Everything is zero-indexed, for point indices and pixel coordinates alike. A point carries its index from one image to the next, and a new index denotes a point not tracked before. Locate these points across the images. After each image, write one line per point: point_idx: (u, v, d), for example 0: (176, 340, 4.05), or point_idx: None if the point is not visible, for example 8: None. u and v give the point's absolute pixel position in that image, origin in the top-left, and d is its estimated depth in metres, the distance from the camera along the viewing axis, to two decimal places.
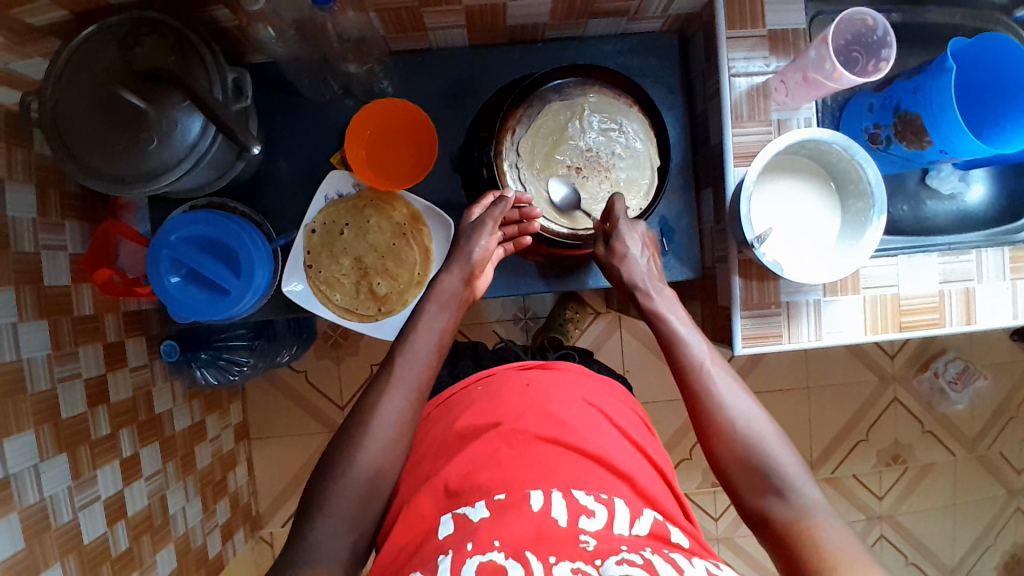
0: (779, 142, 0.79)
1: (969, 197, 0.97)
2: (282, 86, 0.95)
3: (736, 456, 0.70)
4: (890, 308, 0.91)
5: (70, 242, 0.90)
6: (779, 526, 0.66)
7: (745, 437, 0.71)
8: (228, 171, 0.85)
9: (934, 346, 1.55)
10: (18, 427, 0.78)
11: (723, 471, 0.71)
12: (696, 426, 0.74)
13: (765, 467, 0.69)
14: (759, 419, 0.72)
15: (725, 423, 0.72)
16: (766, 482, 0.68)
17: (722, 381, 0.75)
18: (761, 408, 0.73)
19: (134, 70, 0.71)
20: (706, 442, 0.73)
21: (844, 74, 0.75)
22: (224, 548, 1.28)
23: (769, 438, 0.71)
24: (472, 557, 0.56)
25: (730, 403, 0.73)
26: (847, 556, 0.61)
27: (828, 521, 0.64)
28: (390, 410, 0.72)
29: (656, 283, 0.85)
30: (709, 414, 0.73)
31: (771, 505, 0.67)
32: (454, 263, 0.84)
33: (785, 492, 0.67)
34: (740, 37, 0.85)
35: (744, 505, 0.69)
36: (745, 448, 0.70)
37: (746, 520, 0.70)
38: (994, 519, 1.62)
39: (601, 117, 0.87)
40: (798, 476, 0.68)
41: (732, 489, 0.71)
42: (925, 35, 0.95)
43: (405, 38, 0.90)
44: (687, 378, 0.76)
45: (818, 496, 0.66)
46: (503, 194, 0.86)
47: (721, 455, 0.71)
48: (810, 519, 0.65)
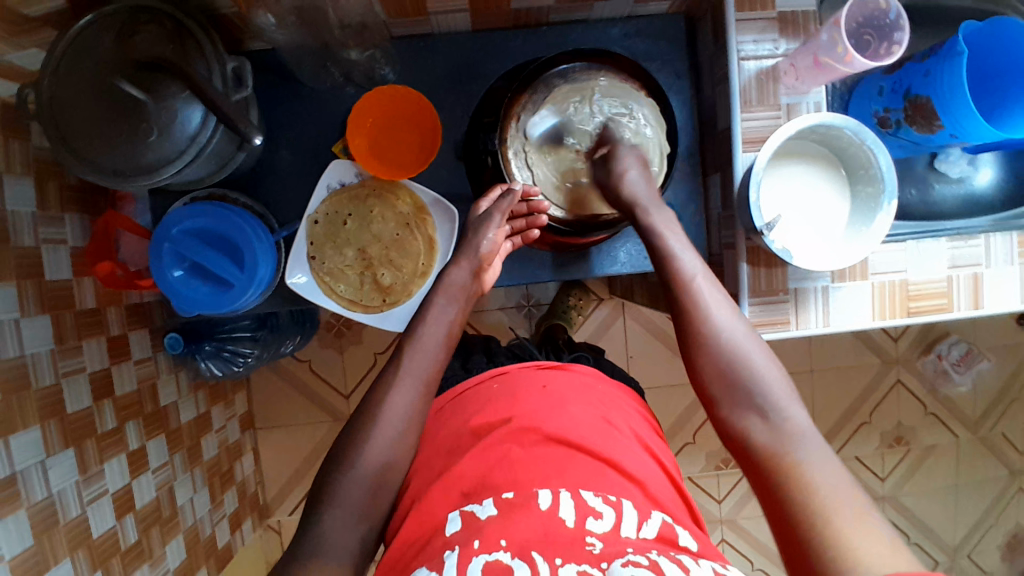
0: (791, 125, 0.78)
1: (978, 181, 0.96)
2: (282, 75, 0.93)
3: (722, 375, 0.70)
4: (898, 294, 0.90)
5: (70, 234, 0.88)
6: (758, 446, 0.66)
7: (731, 356, 0.70)
8: (228, 161, 0.84)
9: (938, 329, 1.55)
10: (23, 424, 0.78)
11: (707, 388, 0.71)
12: (685, 348, 0.74)
13: (750, 385, 0.69)
14: (746, 339, 0.72)
15: (712, 342, 0.72)
16: (749, 402, 0.68)
17: (714, 301, 0.74)
18: (750, 329, 0.73)
19: (132, 60, 0.69)
20: (693, 361, 0.73)
21: (857, 56, 0.73)
22: (232, 538, 1.29)
23: (755, 357, 0.70)
24: (479, 555, 0.57)
25: (719, 321, 0.72)
26: (823, 475, 0.61)
27: (807, 440, 0.64)
28: (400, 404, 0.72)
29: (657, 202, 0.81)
30: (697, 334, 0.73)
31: (752, 425, 0.67)
32: (461, 257, 0.84)
33: (767, 411, 0.67)
34: (750, 19, 0.84)
35: (724, 423, 0.70)
36: (732, 367, 0.70)
37: (728, 444, 0.70)
38: (995, 500, 1.63)
39: (611, 103, 0.86)
40: (781, 397, 0.68)
41: (715, 412, 0.71)
42: (938, 16, 0.93)
43: (407, 23, 0.88)
44: (678, 296, 0.75)
45: (800, 416, 0.67)
46: (509, 188, 0.85)
47: (706, 375, 0.71)
48: (791, 440, 0.65)
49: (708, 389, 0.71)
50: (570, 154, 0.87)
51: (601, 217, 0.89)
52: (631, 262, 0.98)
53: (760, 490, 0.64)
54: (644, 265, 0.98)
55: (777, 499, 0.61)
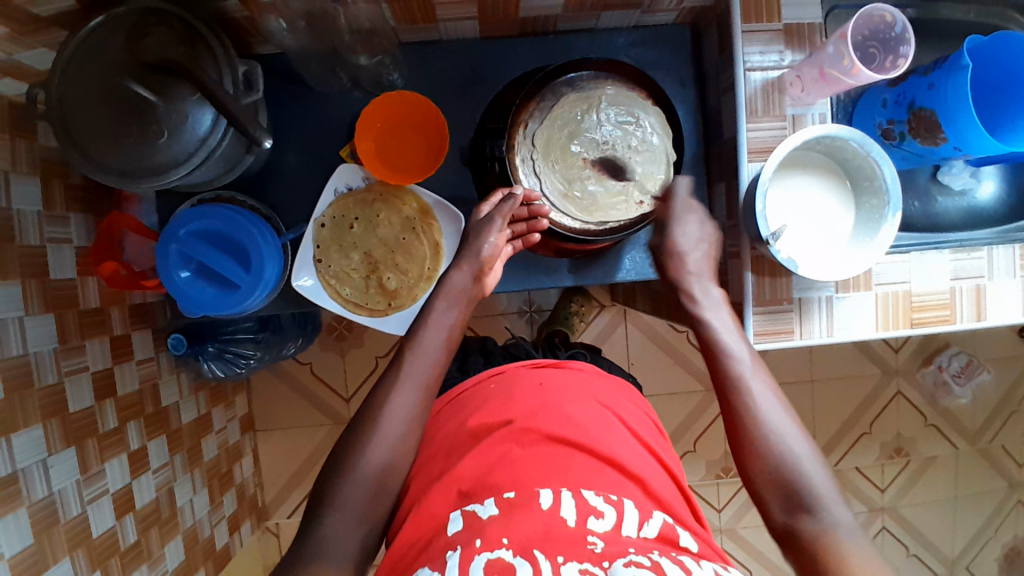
0: (798, 136, 0.78)
1: (980, 193, 0.96)
2: (290, 78, 0.94)
3: (771, 473, 0.71)
4: (901, 304, 0.90)
5: (76, 234, 0.89)
6: (810, 547, 0.67)
7: (783, 456, 0.71)
8: (237, 163, 0.84)
9: (938, 340, 1.56)
10: (26, 423, 0.78)
11: (757, 490, 0.72)
12: (734, 443, 0.75)
13: (802, 488, 0.69)
14: (795, 437, 0.73)
15: (763, 440, 0.72)
16: (799, 503, 0.69)
17: (764, 401, 0.75)
18: (797, 426, 0.74)
19: (142, 62, 0.70)
20: (742, 457, 0.73)
21: (863, 69, 0.74)
22: (231, 540, 1.28)
23: (804, 457, 0.71)
24: (481, 554, 0.57)
25: (771, 422, 0.73)
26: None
27: (857, 541, 0.66)
28: (401, 408, 0.72)
29: (705, 278, 0.85)
30: (748, 430, 0.73)
31: (804, 524, 0.68)
32: (463, 260, 0.84)
33: (818, 512, 0.68)
34: (756, 30, 0.84)
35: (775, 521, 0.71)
36: (783, 469, 0.71)
37: (777, 539, 0.71)
38: (994, 512, 1.63)
39: (617, 111, 0.86)
40: (832, 498, 0.69)
41: (765, 508, 0.71)
42: (942, 30, 0.94)
43: (415, 29, 0.89)
44: (728, 389, 0.76)
45: (847, 517, 0.68)
46: (512, 192, 0.85)
47: (757, 476, 0.72)
48: (843, 544, 0.65)
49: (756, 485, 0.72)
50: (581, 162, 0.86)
51: (608, 225, 0.87)
52: (635, 269, 0.98)
53: None
54: (649, 273, 0.98)
55: None
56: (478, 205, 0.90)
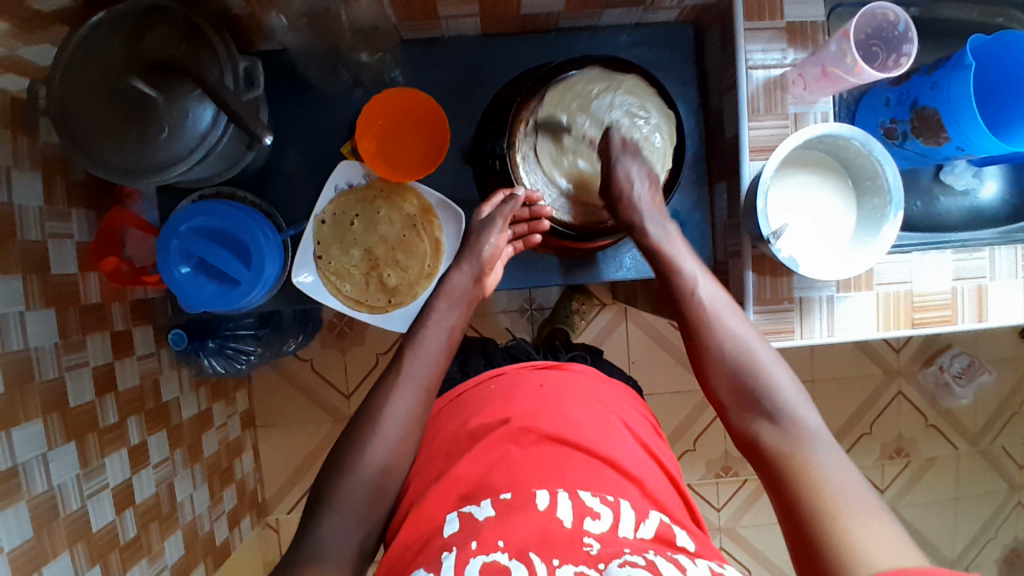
0: (800, 134, 0.78)
1: (983, 193, 0.96)
2: (292, 75, 0.94)
3: (727, 379, 0.73)
4: (902, 304, 0.90)
5: (78, 230, 0.89)
6: (766, 447, 0.68)
7: (738, 362, 0.73)
8: (238, 161, 0.84)
9: (940, 341, 1.55)
10: (27, 417, 0.78)
11: (719, 399, 0.74)
12: (694, 358, 0.77)
13: (757, 390, 0.71)
14: (752, 344, 0.74)
15: (718, 351, 0.74)
16: (754, 405, 0.71)
17: (723, 315, 0.77)
18: (754, 333, 0.75)
19: (144, 60, 0.70)
20: (701, 369, 0.76)
21: (865, 68, 0.74)
22: (231, 535, 1.29)
23: (761, 362, 0.73)
24: (477, 557, 0.57)
25: (728, 334, 0.75)
26: (828, 468, 0.63)
27: (811, 437, 0.66)
28: (400, 408, 0.72)
29: (655, 216, 0.84)
30: (704, 344, 0.76)
31: (760, 426, 0.70)
32: (463, 261, 0.85)
33: (775, 412, 0.69)
34: (759, 29, 0.84)
35: (736, 426, 0.72)
36: (740, 376, 0.72)
37: (738, 444, 0.73)
38: (994, 513, 1.63)
39: (630, 101, 0.86)
40: (789, 397, 0.70)
41: (726, 415, 0.73)
42: (945, 30, 0.93)
43: (417, 27, 0.89)
44: (684, 307, 0.78)
45: (805, 415, 0.69)
46: (513, 193, 0.86)
47: (717, 385, 0.74)
48: (798, 439, 0.67)
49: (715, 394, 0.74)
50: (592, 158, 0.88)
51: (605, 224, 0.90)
52: (637, 268, 0.97)
53: (769, 486, 0.66)
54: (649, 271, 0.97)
55: (785, 495, 0.63)
56: (479, 204, 0.90)
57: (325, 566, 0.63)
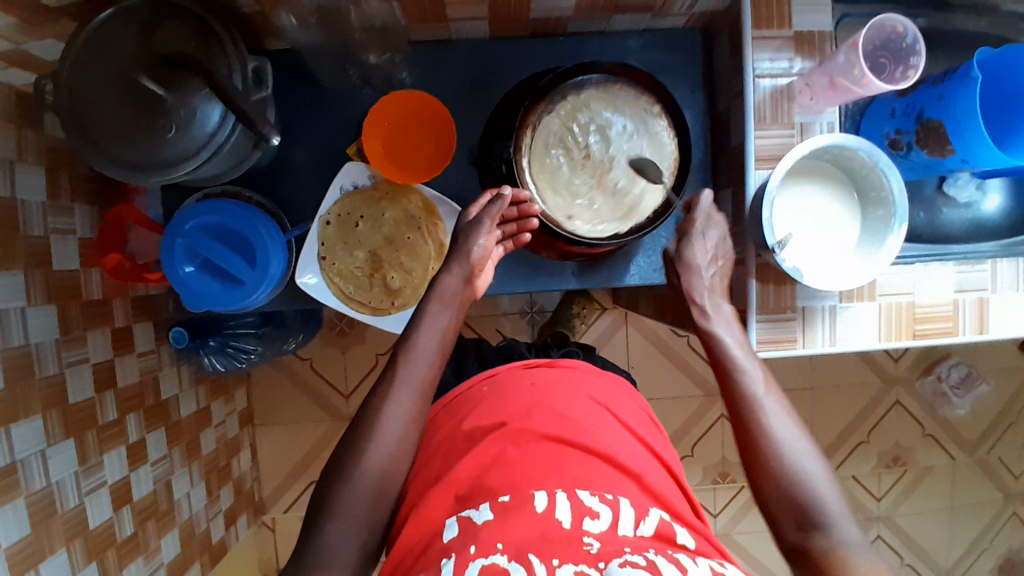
0: (806, 144, 0.79)
1: (985, 206, 0.96)
2: (300, 74, 0.94)
3: (779, 487, 0.69)
4: (905, 315, 0.91)
5: (80, 225, 0.89)
6: (818, 563, 0.64)
7: (792, 471, 0.69)
8: (245, 159, 0.84)
9: (939, 351, 1.56)
10: (26, 412, 0.77)
11: (767, 509, 0.70)
12: (743, 461, 0.73)
13: (810, 502, 0.67)
14: (805, 453, 0.71)
15: (772, 456, 0.70)
16: (807, 518, 0.67)
17: (774, 415, 0.74)
18: (809, 443, 0.72)
19: (154, 57, 0.70)
20: (751, 472, 0.72)
21: (873, 80, 0.74)
22: (227, 533, 1.29)
23: (815, 473, 0.69)
24: (476, 560, 0.57)
25: (780, 435, 0.72)
26: None
27: (867, 560, 0.63)
28: (396, 414, 0.71)
29: (715, 295, 0.86)
30: (756, 446, 0.72)
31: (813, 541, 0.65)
32: (453, 264, 0.84)
33: (830, 530, 0.66)
34: (767, 37, 0.85)
35: (784, 539, 0.68)
36: (793, 486, 0.68)
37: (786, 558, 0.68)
38: (989, 523, 1.63)
39: (631, 126, 0.87)
40: (840, 512, 0.67)
41: (775, 526, 0.69)
42: (952, 42, 0.94)
43: (426, 28, 0.89)
44: (739, 405, 0.75)
45: (859, 536, 0.65)
46: (500, 193, 0.85)
47: (766, 492, 0.70)
48: (852, 562, 0.62)
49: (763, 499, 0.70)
50: (581, 180, 0.88)
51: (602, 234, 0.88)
52: (639, 274, 0.98)
53: None
54: (652, 277, 0.98)
55: None
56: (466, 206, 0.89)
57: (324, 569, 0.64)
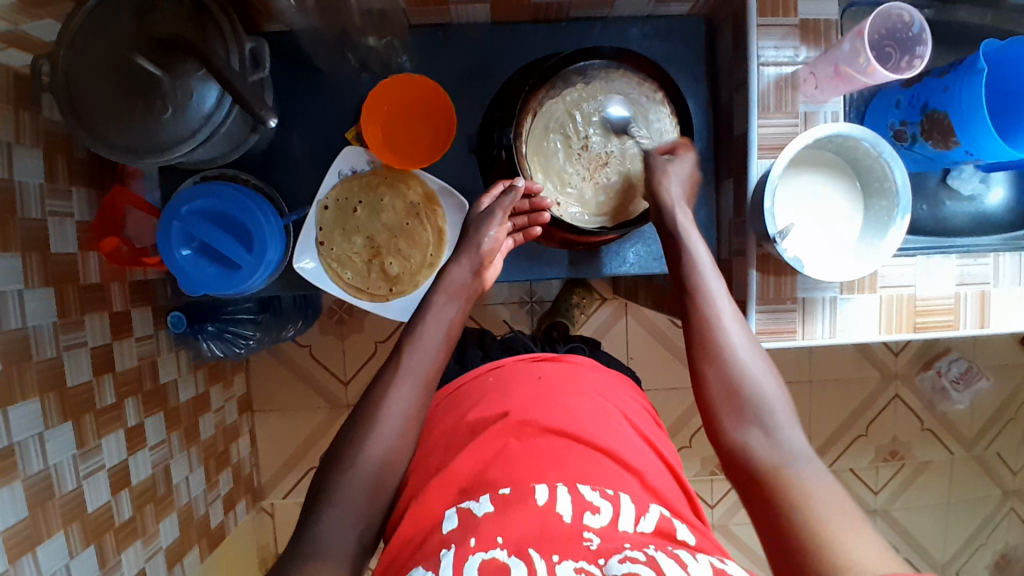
0: (809, 134, 0.78)
1: (989, 199, 0.95)
2: (299, 57, 0.93)
3: (727, 385, 0.73)
4: (906, 308, 0.90)
5: (78, 208, 0.88)
6: (753, 453, 0.68)
7: (741, 372, 0.73)
8: (242, 143, 0.84)
9: (939, 346, 1.55)
10: (23, 395, 0.77)
11: (712, 408, 0.73)
12: (693, 361, 0.76)
13: (753, 400, 0.71)
14: (753, 356, 0.74)
15: (725, 355, 0.74)
16: (750, 415, 0.71)
17: (728, 319, 0.76)
18: (757, 346, 0.75)
19: (150, 38, 0.69)
20: (700, 370, 0.75)
21: (878, 68, 0.74)
22: (226, 519, 1.29)
23: (761, 374, 0.73)
24: (475, 554, 0.56)
25: (731, 337, 0.75)
26: (815, 482, 0.64)
27: (800, 454, 0.67)
28: (398, 403, 0.72)
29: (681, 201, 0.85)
30: (710, 345, 0.75)
31: (751, 435, 0.70)
32: (463, 254, 0.84)
33: (769, 429, 0.69)
34: (772, 25, 0.83)
35: (722, 433, 0.72)
36: (740, 384, 0.72)
37: (720, 452, 0.72)
38: (986, 518, 1.64)
39: (630, 119, 0.87)
40: (780, 412, 0.71)
41: (714, 421, 0.73)
42: (958, 32, 0.92)
43: (427, 13, 0.88)
44: (696, 304, 0.77)
45: (797, 437, 0.69)
46: (513, 184, 0.86)
47: (712, 393, 0.73)
48: (787, 454, 0.67)
49: (708, 395, 0.73)
50: (576, 168, 0.88)
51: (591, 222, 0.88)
52: (640, 264, 0.97)
53: (753, 495, 0.67)
54: (652, 267, 0.97)
55: (773, 502, 0.64)
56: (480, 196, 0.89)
57: (322, 563, 0.62)
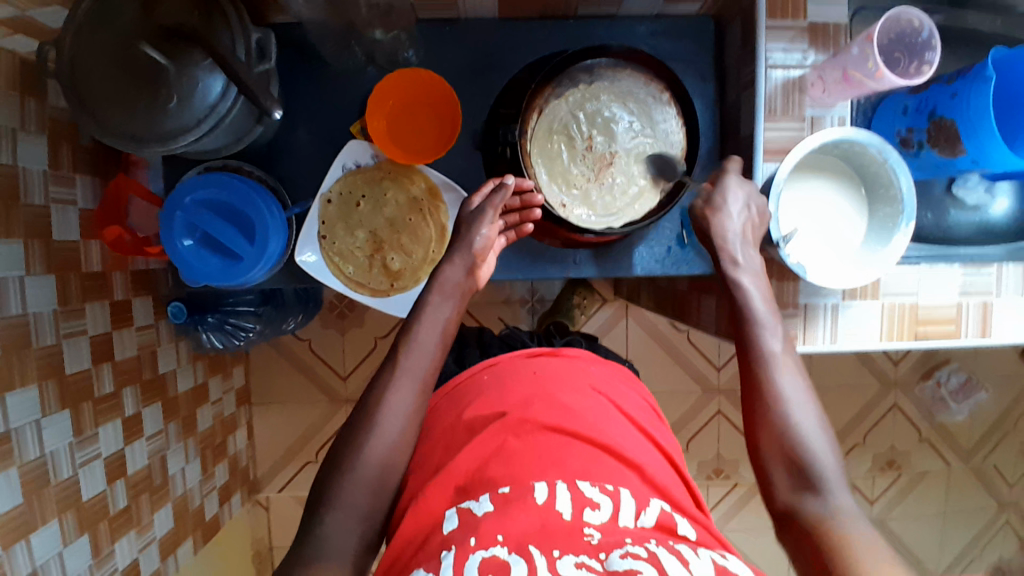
0: (814, 138, 0.78)
1: (994, 209, 0.94)
2: (305, 48, 0.92)
3: (782, 449, 0.68)
4: (907, 316, 0.90)
5: (81, 196, 0.88)
6: (808, 523, 0.64)
7: (797, 434, 0.68)
8: (246, 134, 0.84)
9: (938, 355, 1.55)
10: (23, 382, 0.77)
11: (764, 465, 0.69)
12: (748, 419, 0.71)
13: (810, 466, 0.66)
14: (811, 417, 0.69)
15: (780, 416, 0.69)
16: (804, 482, 0.66)
17: (785, 372, 0.72)
18: (818, 409, 0.70)
19: (157, 27, 0.69)
20: (753, 430, 0.70)
21: (887, 73, 0.73)
22: (221, 511, 1.29)
23: (819, 439, 0.68)
24: (476, 553, 0.56)
25: (789, 398, 0.70)
26: (877, 560, 0.58)
27: (859, 527, 0.62)
28: (397, 403, 0.71)
29: (745, 241, 0.79)
30: (766, 403, 0.70)
31: (806, 505, 0.65)
32: (455, 255, 0.83)
33: (825, 494, 0.65)
34: (780, 28, 0.83)
35: (776, 499, 0.67)
36: (796, 447, 0.67)
37: (775, 518, 0.68)
38: (981, 529, 1.64)
39: (636, 120, 0.88)
40: (837, 481, 0.66)
41: (768, 485, 0.68)
42: (967, 39, 0.92)
43: (435, 6, 0.87)
44: (753, 360, 0.73)
45: (856, 510, 0.64)
46: (503, 180, 0.84)
47: (766, 450, 0.69)
48: (843, 527, 0.62)
49: (761, 458, 0.69)
50: (581, 169, 0.88)
51: (597, 223, 0.87)
52: (644, 266, 0.96)
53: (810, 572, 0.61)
54: (656, 270, 0.96)
55: None
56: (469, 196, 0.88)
57: (327, 564, 0.63)
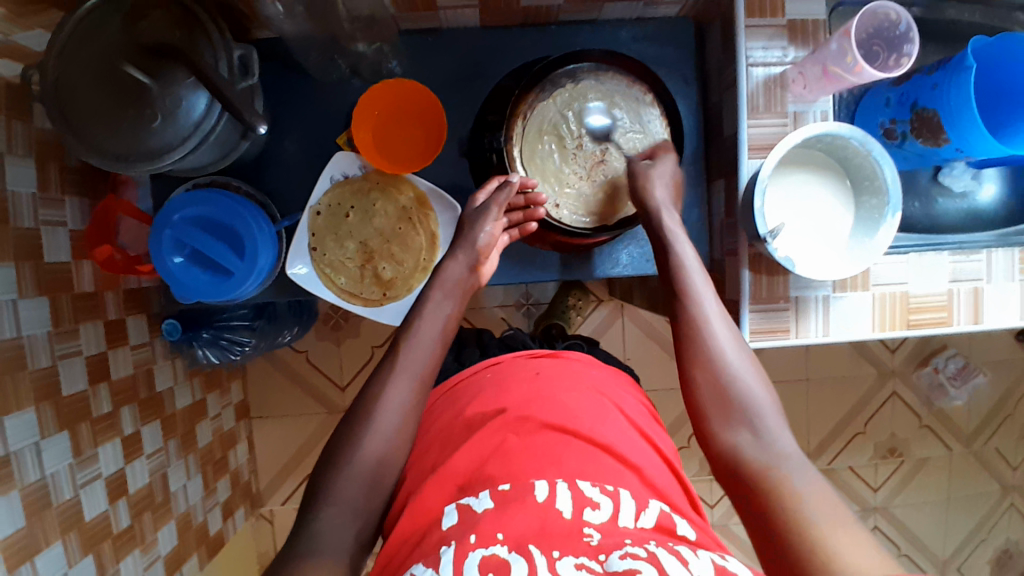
0: (798, 133, 0.78)
1: (981, 195, 0.95)
2: (289, 63, 0.93)
3: (718, 389, 0.72)
4: (899, 305, 0.90)
5: (71, 218, 0.88)
6: (744, 457, 0.68)
7: (730, 375, 0.73)
8: (232, 150, 0.84)
9: (934, 342, 1.56)
10: (18, 406, 0.77)
11: (701, 406, 0.73)
12: (683, 364, 0.76)
13: (744, 403, 0.71)
14: (743, 362, 0.74)
15: (715, 359, 0.74)
16: (741, 418, 0.70)
17: (717, 323, 0.76)
18: (749, 355, 0.75)
19: (139, 45, 0.69)
20: (689, 372, 0.75)
21: (866, 68, 0.74)
22: (224, 525, 1.29)
23: (751, 381, 0.73)
24: (476, 550, 0.56)
25: (721, 342, 0.75)
26: (808, 487, 0.63)
27: (792, 460, 0.66)
28: (394, 401, 0.71)
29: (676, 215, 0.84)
30: (701, 349, 0.75)
31: (742, 440, 0.69)
32: (458, 251, 0.84)
33: (760, 431, 0.69)
34: (760, 26, 0.84)
35: (712, 436, 0.71)
36: (729, 386, 0.72)
37: (711, 456, 0.72)
38: (986, 514, 1.64)
39: (625, 118, 0.88)
40: (772, 418, 0.70)
41: (705, 424, 0.72)
42: (946, 30, 0.93)
43: (417, 17, 0.88)
44: (686, 310, 0.77)
45: (789, 443, 0.68)
46: (508, 179, 0.86)
47: (703, 391, 0.73)
48: (777, 459, 0.66)
49: (699, 398, 0.73)
50: (572, 169, 0.88)
51: (588, 223, 0.89)
52: (633, 265, 0.97)
53: (745, 506, 0.65)
54: (645, 268, 0.97)
55: (762, 511, 0.62)
56: (475, 193, 0.90)
57: (321, 558, 0.61)
